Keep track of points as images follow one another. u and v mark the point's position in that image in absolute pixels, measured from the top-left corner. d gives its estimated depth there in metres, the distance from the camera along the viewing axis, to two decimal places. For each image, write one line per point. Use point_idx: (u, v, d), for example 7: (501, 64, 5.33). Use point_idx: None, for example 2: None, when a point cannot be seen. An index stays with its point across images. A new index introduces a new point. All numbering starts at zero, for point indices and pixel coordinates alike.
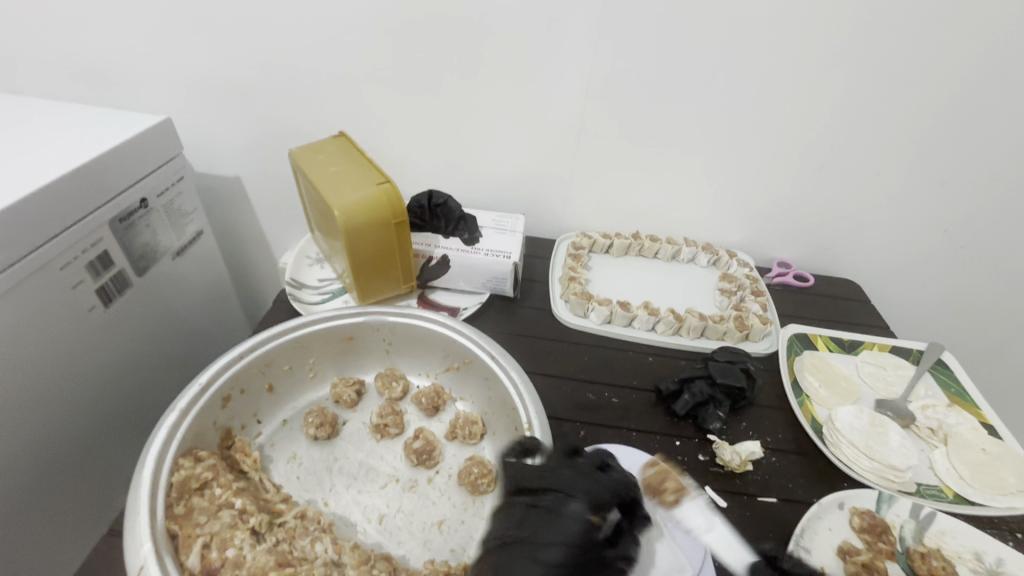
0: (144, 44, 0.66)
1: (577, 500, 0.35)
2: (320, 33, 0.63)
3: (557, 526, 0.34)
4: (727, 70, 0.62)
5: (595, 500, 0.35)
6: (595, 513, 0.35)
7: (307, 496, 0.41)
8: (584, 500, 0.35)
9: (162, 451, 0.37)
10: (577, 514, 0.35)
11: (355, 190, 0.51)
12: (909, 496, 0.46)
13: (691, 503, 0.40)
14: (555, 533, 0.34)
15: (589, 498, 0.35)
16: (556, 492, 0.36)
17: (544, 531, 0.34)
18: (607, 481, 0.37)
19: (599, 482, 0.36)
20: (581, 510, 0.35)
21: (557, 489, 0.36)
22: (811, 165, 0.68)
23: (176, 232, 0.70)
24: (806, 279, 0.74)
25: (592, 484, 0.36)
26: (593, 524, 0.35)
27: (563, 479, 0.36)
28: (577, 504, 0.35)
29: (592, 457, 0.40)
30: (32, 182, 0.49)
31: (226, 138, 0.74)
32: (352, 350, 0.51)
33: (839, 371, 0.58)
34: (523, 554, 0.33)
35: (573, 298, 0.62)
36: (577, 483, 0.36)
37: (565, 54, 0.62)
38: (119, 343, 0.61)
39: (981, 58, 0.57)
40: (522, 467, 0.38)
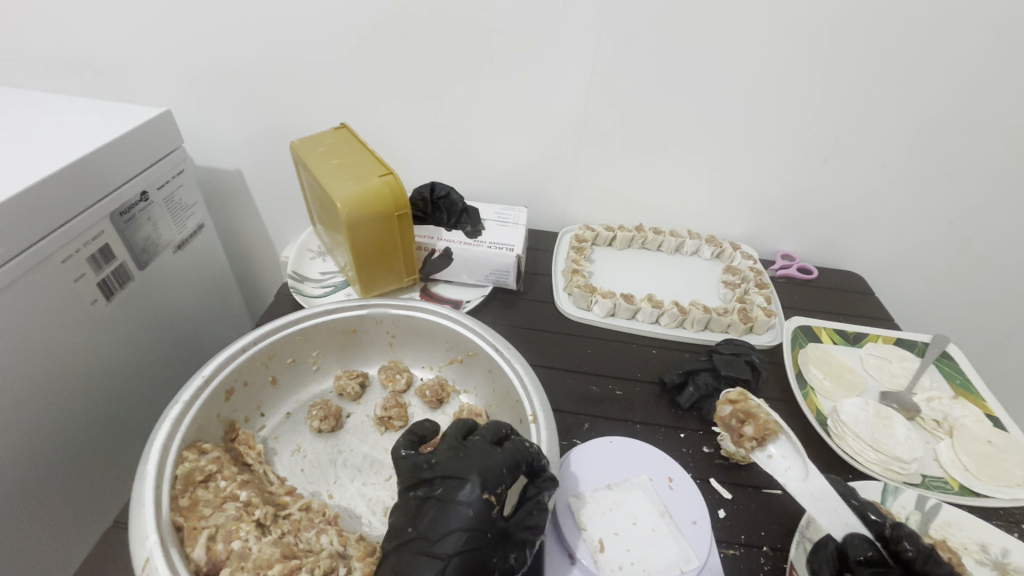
0: (142, 37, 0.65)
1: (470, 483, 0.34)
2: (320, 25, 0.63)
3: (454, 514, 0.32)
4: (731, 61, 0.61)
5: (489, 478, 0.34)
6: (489, 491, 0.33)
7: (312, 488, 0.41)
8: (476, 482, 0.33)
9: (167, 443, 0.37)
10: (471, 496, 0.33)
11: (357, 182, 0.51)
12: (914, 488, 0.46)
13: (777, 447, 0.41)
14: (448, 524, 0.32)
15: (480, 477, 0.34)
16: (448, 478, 0.34)
17: (437, 524, 0.32)
18: (500, 455, 0.35)
19: (495, 458, 0.35)
20: (474, 492, 0.33)
21: (450, 475, 0.34)
22: (815, 157, 0.68)
23: (177, 226, 0.70)
24: (810, 272, 0.74)
25: (482, 464, 0.35)
26: (489, 503, 0.33)
27: (456, 465, 0.35)
28: (470, 487, 0.33)
29: (488, 431, 0.38)
30: (32, 175, 0.49)
31: (226, 131, 0.74)
32: (355, 342, 0.50)
33: (844, 364, 0.58)
34: (421, 550, 0.32)
35: (577, 291, 0.62)
36: (472, 463, 0.35)
37: (568, 46, 0.62)
38: (121, 337, 0.61)
39: (990, 48, 0.56)
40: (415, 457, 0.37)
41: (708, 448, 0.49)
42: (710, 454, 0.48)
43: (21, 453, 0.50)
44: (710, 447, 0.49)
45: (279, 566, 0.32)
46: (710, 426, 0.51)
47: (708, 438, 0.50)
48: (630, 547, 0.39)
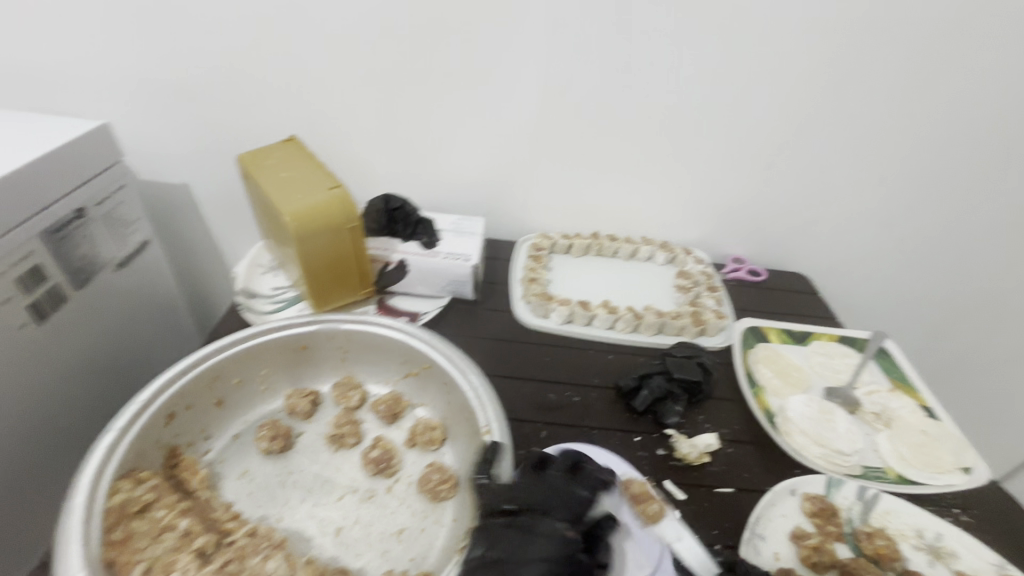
0: (76, 47, 0.62)
1: (555, 516, 0.36)
2: (267, 36, 0.62)
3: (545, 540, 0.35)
4: (676, 72, 0.63)
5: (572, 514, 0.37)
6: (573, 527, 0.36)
7: (258, 513, 0.40)
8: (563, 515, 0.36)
9: (99, 474, 0.35)
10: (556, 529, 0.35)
11: (307, 196, 0.50)
12: (855, 479, 0.48)
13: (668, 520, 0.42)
14: (534, 551, 0.34)
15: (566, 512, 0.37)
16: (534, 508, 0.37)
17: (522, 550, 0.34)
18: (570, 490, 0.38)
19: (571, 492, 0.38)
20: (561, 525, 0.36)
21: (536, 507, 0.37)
22: (759, 164, 0.71)
23: (119, 243, 0.67)
24: (759, 274, 0.77)
25: (568, 500, 0.38)
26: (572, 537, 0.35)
27: (545, 498, 0.37)
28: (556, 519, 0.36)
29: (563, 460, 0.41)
30: None
31: (172, 143, 0.71)
32: (306, 360, 0.49)
33: (791, 362, 0.61)
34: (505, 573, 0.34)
35: (534, 300, 0.62)
36: (554, 498, 0.37)
37: (518, 59, 0.63)
38: (54, 361, 0.58)
39: (909, 58, 0.60)
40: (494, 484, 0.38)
41: (663, 451, 0.50)
42: (664, 456, 0.49)
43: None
44: (664, 449, 0.50)
45: None
46: (664, 428, 0.52)
47: (663, 440, 0.51)
48: None
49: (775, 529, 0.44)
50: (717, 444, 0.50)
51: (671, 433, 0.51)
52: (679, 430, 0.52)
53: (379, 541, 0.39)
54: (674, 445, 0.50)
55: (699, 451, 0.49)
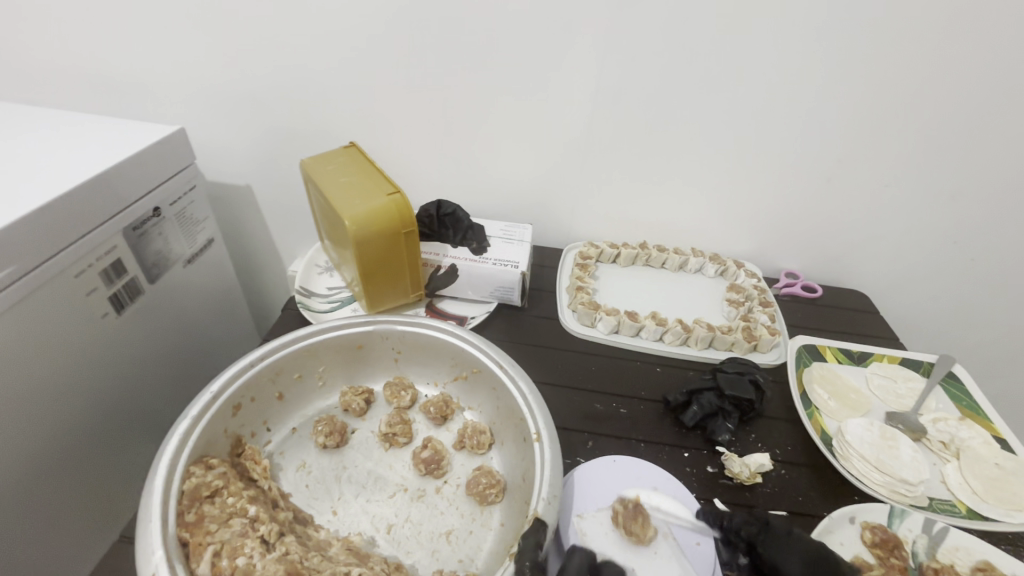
0: (158, 58, 0.67)
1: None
2: (332, 48, 0.65)
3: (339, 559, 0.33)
4: (733, 82, 0.62)
5: None
6: None
7: (314, 505, 0.41)
8: None
9: (174, 458, 0.37)
10: None
11: (366, 200, 0.52)
12: (920, 511, 0.46)
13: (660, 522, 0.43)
14: None
15: None
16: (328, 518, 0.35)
17: None
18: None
19: None
20: None
21: None
22: (818, 177, 0.68)
23: (188, 240, 0.71)
24: (815, 290, 0.74)
25: None
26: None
27: None
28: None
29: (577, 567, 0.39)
30: (43, 193, 0.50)
31: (237, 146, 0.76)
32: (361, 358, 0.51)
33: (848, 384, 0.58)
34: None
35: (581, 308, 0.62)
36: None
37: (570, 69, 0.63)
38: (128, 350, 0.62)
39: (985, 69, 0.57)
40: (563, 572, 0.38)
41: (712, 468, 0.49)
42: (714, 474, 0.48)
43: (17, 466, 0.49)
44: (714, 467, 0.49)
45: None
46: (714, 445, 0.51)
47: (712, 458, 0.50)
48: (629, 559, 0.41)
49: None
50: (770, 465, 0.49)
51: (722, 451, 0.50)
52: (730, 448, 0.51)
53: (429, 540, 0.40)
54: (725, 463, 0.49)
55: (752, 470, 0.48)
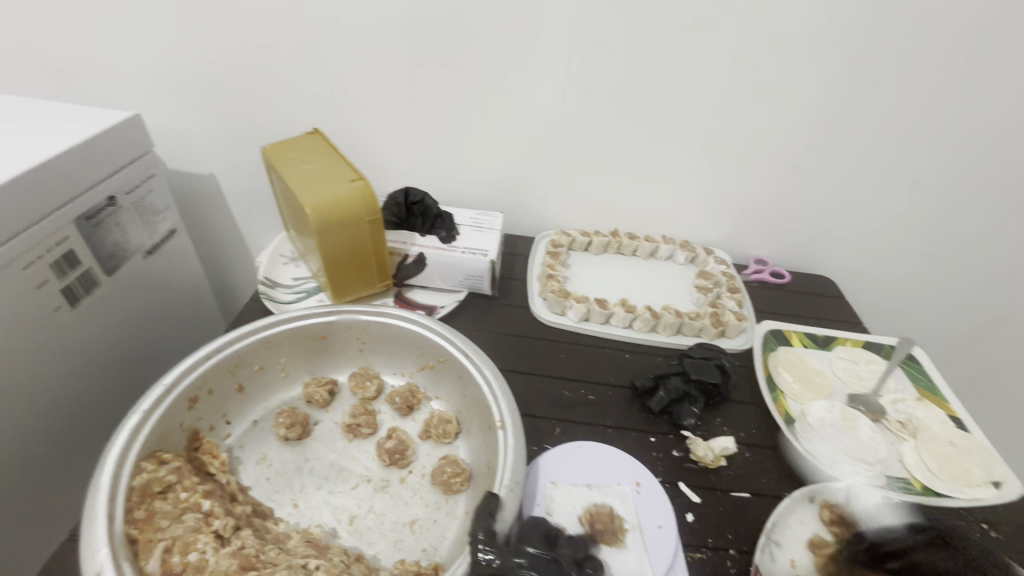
0: (110, 41, 0.65)
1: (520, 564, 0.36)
2: (293, 31, 0.63)
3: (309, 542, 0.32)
4: (702, 68, 0.62)
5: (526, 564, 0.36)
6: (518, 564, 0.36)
7: (274, 498, 0.41)
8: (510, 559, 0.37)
9: (124, 454, 0.36)
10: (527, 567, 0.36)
11: (328, 187, 0.51)
12: (877, 489, 0.47)
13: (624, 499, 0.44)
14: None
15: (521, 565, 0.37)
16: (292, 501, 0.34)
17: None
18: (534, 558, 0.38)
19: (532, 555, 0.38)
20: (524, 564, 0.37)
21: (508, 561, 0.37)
22: (785, 164, 0.69)
23: (148, 231, 0.69)
24: (783, 276, 0.75)
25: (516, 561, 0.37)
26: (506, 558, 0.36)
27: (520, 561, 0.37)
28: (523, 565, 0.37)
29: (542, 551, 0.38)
30: None
31: (197, 133, 0.73)
32: (324, 349, 0.50)
33: (813, 367, 0.59)
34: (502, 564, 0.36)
35: (551, 296, 0.62)
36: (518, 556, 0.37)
37: (537, 55, 0.62)
38: (85, 343, 0.60)
39: (944, 56, 0.58)
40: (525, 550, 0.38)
41: (678, 453, 0.49)
42: (680, 458, 0.49)
43: None
44: (679, 451, 0.49)
45: None
46: (680, 430, 0.51)
47: (678, 442, 0.50)
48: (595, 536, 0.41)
49: (793, 536, 0.43)
50: (734, 448, 0.49)
51: (688, 435, 0.51)
52: (695, 432, 0.51)
53: (392, 530, 0.40)
54: (690, 447, 0.49)
55: (716, 454, 0.48)
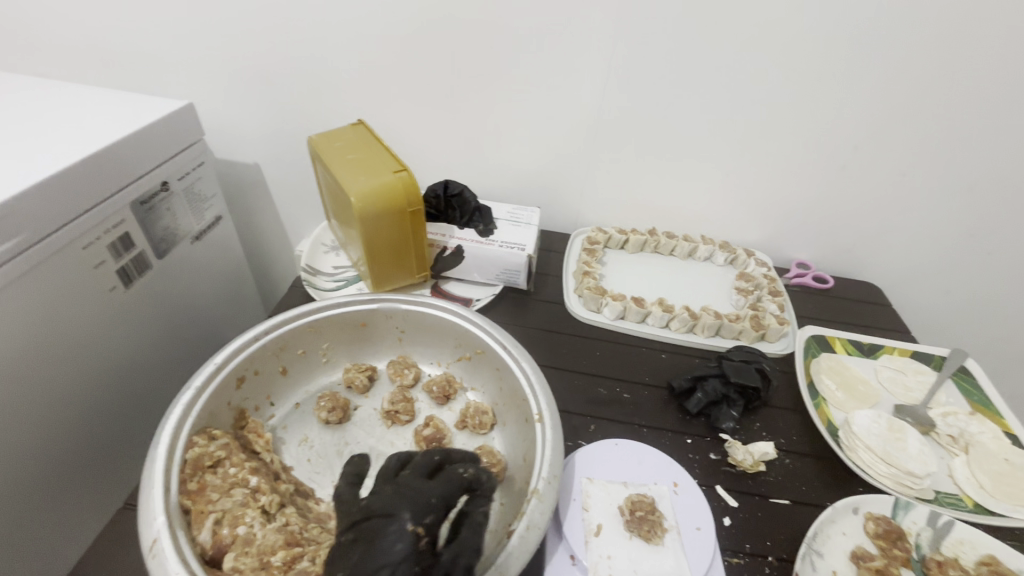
0: (166, 33, 0.67)
1: (400, 518, 0.32)
2: (339, 25, 0.64)
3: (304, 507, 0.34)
4: (749, 66, 0.60)
5: (419, 511, 0.32)
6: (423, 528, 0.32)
7: (315, 479, 0.42)
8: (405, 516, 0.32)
9: (177, 428, 0.37)
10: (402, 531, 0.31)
11: (372, 177, 0.51)
12: (926, 504, 0.45)
13: (663, 500, 0.43)
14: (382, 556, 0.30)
15: (411, 512, 0.32)
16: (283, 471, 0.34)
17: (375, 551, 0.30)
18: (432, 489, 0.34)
19: (429, 491, 0.34)
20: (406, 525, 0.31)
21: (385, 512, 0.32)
22: (833, 165, 0.67)
23: (196, 216, 0.71)
24: (826, 281, 0.73)
25: (414, 499, 0.33)
26: (417, 535, 0.31)
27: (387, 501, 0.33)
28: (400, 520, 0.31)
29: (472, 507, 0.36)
30: (51, 164, 0.50)
31: (244, 123, 0.75)
32: (365, 336, 0.51)
33: (857, 375, 0.57)
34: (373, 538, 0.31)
35: (587, 293, 0.61)
36: (403, 499, 0.33)
37: (580, 50, 0.62)
38: (135, 323, 0.63)
39: (1012, 56, 0.55)
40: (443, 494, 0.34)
41: (715, 456, 0.49)
42: (717, 461, 0.48)
43: (25, 435, 0.50)
44: (716, 454, 0.49)
45: (281, 553, 0.33)
46: (718, 433, 0.50)
47: (715, 445, 0.49)
48: (631, 537, 0.41)
49: (835, 546, 0.42)
50: (774, 453, 0.48)
51: (725, 438, 0.50)
52: (734, 436, 0.50)
53: None
54: (728, 451, 0.48)
55: (755, 459, 0.47)
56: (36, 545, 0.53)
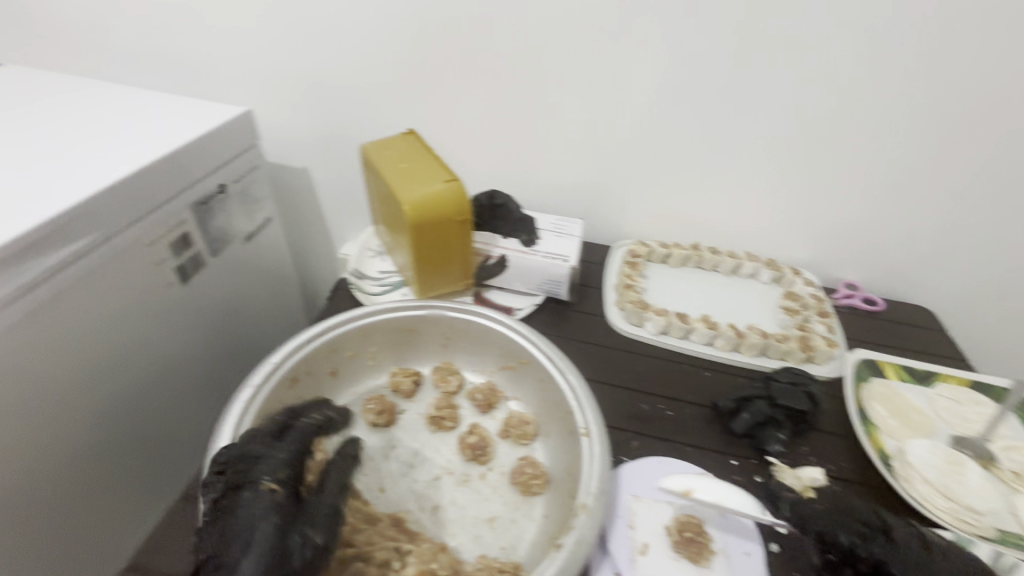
0: (230, 43, 0.71)
1: (254, 484, 0.34)
2: (393, 37, 0.66)
3: (248, 531, 0.32)
4: (802, 82, 0.59)
5: (276, 472, 0.34)
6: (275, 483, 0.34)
7: (361, 480, 0.42)
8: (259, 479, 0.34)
9: (237, 425, 0.39)
10: (258, 496, 0.33)
11: (424, 186, 0.53)
12: (989, 542, 0.43)
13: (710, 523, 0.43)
14: (240, 528, 0.32)
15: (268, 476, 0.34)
16: (232, 484, 0.34)
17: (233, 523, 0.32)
18: (273, 446, 0.37)
19: (274, 448, 0.36)
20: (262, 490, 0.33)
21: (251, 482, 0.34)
22: (887, 184, 0.65)
23: (248, 218, 0.74)
24: (876, 304, 0.71)
25: (276, 458, 0.36)
26: (274, 498, 0.33)
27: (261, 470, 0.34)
28: (255, 486, 0.34)
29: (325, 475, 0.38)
30: (120, 168, 0.53)
31: (297, 129, 0.78)
32: (411, 341, 0.52)
33: (911, 404, 0.55)
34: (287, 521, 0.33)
35: (629, 306, 0.61)
36: (272, 465, 0.35)
37: (628, 64, 0.62)
38: (189, 318, 0.65)
39: None
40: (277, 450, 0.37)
41: (760, 479, 0.48)
42: (763, 485, 0.47)
43: (83, 422, 0.53)
44: (762, 477, 0.48)
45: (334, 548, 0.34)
46: (764, 456, 0.49)
47: (761, 468, 0.48)
48: (677, 559, 0.40)
49: None
50: (824, 480, 0.47)
51: (772, 461, 0.49)
52: (781, 460, 0.49)
53: (472, 525, 0.40)
54: (774, 475, 0.47)
55: (803, 484, 0.46)
56: (85, 526, 0.55)
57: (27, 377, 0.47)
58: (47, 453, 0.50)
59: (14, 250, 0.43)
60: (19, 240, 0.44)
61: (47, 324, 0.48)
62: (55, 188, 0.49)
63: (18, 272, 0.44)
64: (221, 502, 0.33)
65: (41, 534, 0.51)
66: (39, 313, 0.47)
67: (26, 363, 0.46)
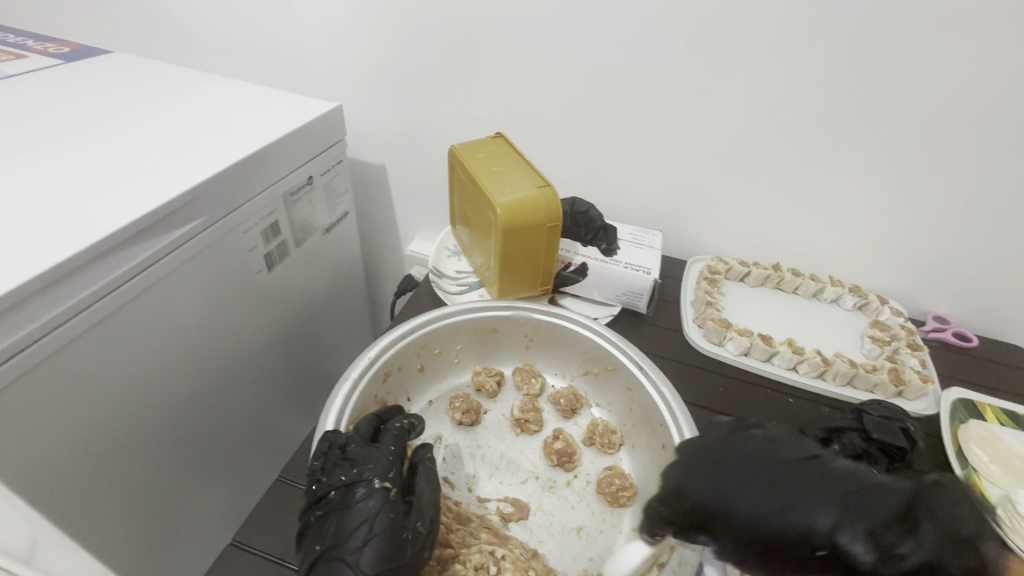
0: (323, 40, 0.73)
1: (365, 483, 0.34)
2: (484, 39, 0.67)
3: (365, 525, 0.32)
4: (911, 105, 0.56)
5: (385, 470, 0.35)
6: (388, 480, 0.35)
7: (450, 478, 0.43)
8: (368, 477, 0.34)
9: (339, 416, 0.41)
10: (367, 495, 0.34)
11: (517, 190, 0.53)
12: None
13: None
14: (353, 527, 0.32)
15: (376, 473, 0.35)
16: (339, 483, 0.35)
17: (345, 525, 0.32)
18: (381, 447, 0.37)
19: (383, 449, 0.37)
20: (371, 489, 0.34)
21: (357, 479, 0.34)
22: (995, 217, 0.61)
23: (329, 210, 0.76)
24: (969, 340, 0.67)
25: (381, 458, 0.36)
26: (388, 493, 0.34)
27: (370, 466, 0.35)
28: (365, 485, 0.34)
29: (427, 474, 0.38)
30: (223, 159, 0.55)
31: (379, 125, 0.80)
32: (495, 341, 0.53)
33: (1015, 449, 0.51)
34: (399, 524, 0.33)
35: (710, 324, 0.60)
36: (376, 463, 0.36)
37: (721, 77, 0.60)
38: (271, 304, 0.67)
39: None
40: (393, 448, 0.38)
41: None
42: None
43: (175, 399, 0.55)
44: None
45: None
46: None
47: None
48: None
49: None
50: None
51: None
52: None
53: (560, 532, 0.40)
54: None
55: None
56: (169, 502, 0.57)
57: (132, 356, 0.49)
58: (143, 427, 0.52)
59: (130, 233, 0.45)
60: (135, 224, 0.46)
61: (152, 304, 0.50)
62: (162, 177, 0.51)
63: (128, 256, 0.46)
64: (332, 499, 0.34)
65: (136, 516, 0.53)
66: (145, 294, 0.49)
67: (132, 341, 0.48)
